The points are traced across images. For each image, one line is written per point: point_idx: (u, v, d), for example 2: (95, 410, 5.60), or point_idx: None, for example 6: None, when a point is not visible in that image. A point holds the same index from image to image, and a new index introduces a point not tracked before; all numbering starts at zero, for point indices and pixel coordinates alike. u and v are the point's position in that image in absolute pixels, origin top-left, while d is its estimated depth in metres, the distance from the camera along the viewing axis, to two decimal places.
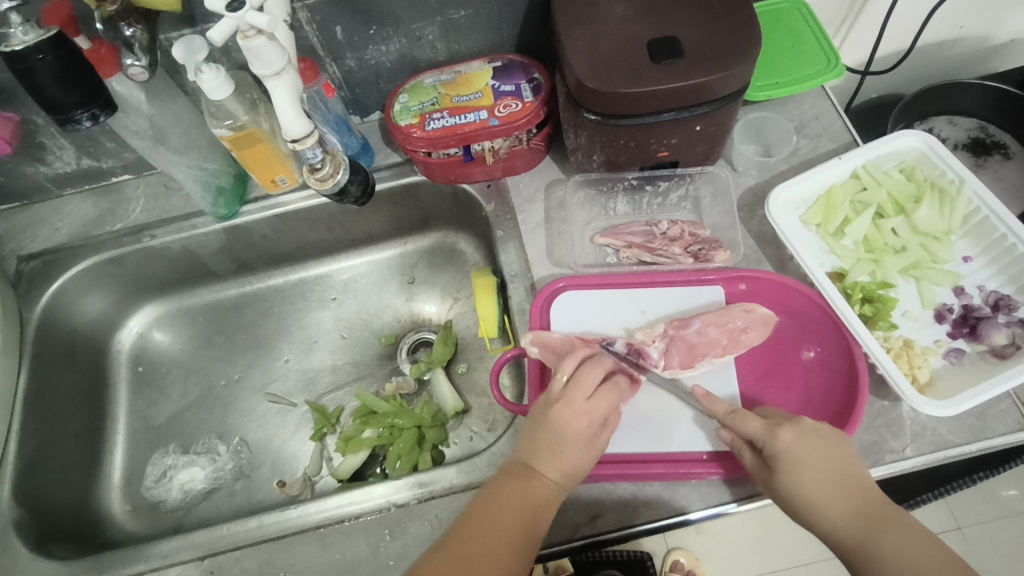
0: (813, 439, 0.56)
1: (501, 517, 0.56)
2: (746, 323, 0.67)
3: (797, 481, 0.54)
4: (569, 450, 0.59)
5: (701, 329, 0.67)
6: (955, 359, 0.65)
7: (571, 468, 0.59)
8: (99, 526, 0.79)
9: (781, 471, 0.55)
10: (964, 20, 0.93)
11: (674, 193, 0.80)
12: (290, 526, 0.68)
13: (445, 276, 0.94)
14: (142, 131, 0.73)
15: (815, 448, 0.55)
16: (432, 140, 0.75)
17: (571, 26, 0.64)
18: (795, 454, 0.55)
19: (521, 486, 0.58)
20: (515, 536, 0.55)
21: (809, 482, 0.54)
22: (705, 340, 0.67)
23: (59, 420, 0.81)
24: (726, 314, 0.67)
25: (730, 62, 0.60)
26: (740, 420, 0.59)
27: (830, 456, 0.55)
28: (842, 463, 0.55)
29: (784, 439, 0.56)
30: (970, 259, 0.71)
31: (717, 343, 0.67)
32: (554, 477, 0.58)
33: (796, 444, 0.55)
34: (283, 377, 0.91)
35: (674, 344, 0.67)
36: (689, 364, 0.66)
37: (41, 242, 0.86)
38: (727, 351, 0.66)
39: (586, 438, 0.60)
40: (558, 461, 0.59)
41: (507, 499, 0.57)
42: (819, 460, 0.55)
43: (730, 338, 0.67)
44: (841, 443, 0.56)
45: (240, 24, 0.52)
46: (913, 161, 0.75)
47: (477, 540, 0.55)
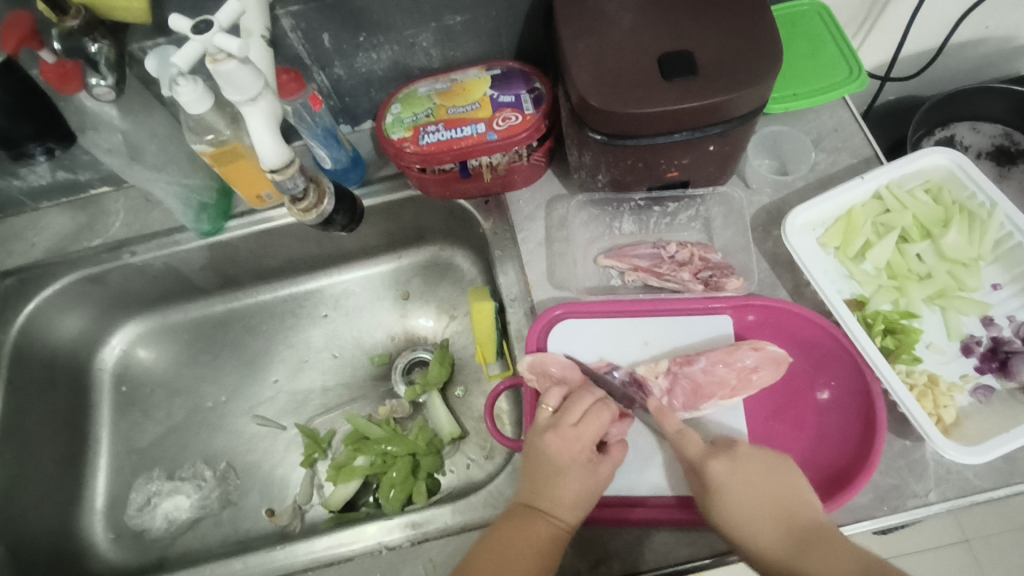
0: (747, 465, 0.55)
1: (503, 563, 0.53)
2: (756, 361, 0.62)
3: (728, 509, 0.53)
4: (566, 480, 0.56)
5: (708, 367, 0.63)
6: (984, 397, 0.61)
7: (573, 500, 0.55)
8: (80, 558, 0.76)
9: (712, 501, 0.54)
10: (991, 20, 0.87)
11: (684, 213, 0.76)
12: (276, 567, 0.64)
13: (441, 291, 0.90)
14: (116, 148, 0.69)
15: (748, 475, 0.54)
16: (425, 155, 0.70)
17: (576, 37, 0.59)
18: (725, 482, 0.54)
19: (523, 525, 0.54)
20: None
21: (740, 512, 0.53)
22: (713, 379, 0.63)
23: (37, 447, 0.77)
24: (733, 351, 0.63)
25: (747, 81, 0.56)
26: (683, 441, 0.58)
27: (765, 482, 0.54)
28: (778, 488, 0.54)
29: (714, 467, 0.55)
30: (999, 287, 0.66)
31: (726, 382, 0.62)
32: (556, 511, 0.55)
33: (728, 472, 0.54)
34: (273, 398, 0.87)
35: (679, 383, 0.63)
36: (693, 407, 0.62)
37: (16, 258, 0.82)
38: (737, 393, 0.61)
39: (580, 464, 0.56)
40: (556, 494, 0.55)
41: (509, 540, 0.54)
42: (752, 487, 0.54)
43: (741, 376, 0.62)
44: (779, 467, 0.55)
45: (209, 47, 0.48)
46: (939, 181, 0.71)
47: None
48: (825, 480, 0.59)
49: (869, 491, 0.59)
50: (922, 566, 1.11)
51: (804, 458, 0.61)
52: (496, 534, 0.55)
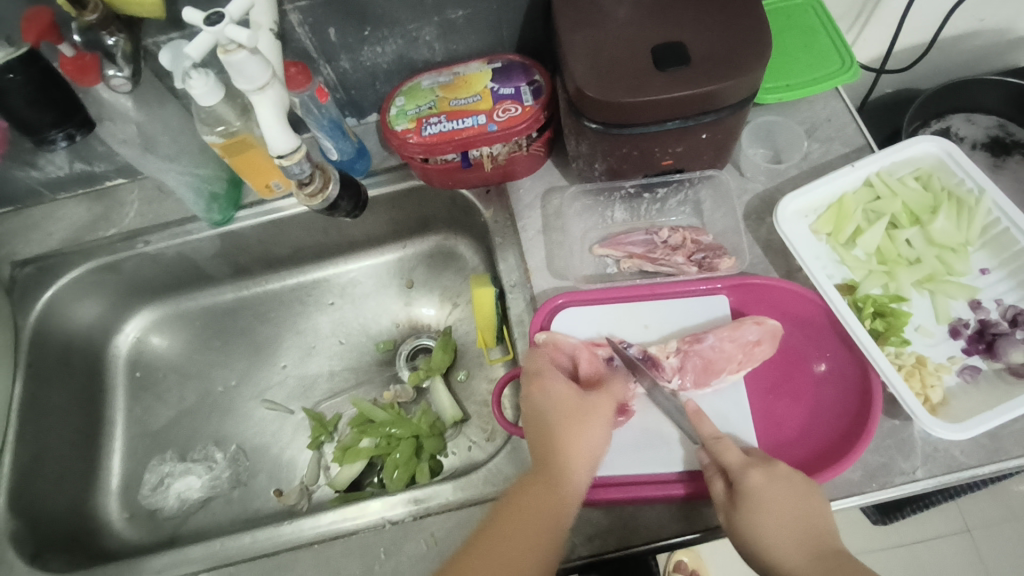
0: (784, 482, 0.55)
1: (522, 525, 0.52)
2: (758, 336, 0.65)
3: (762, 523, 0.53)
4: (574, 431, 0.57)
5: (716, 343, 0.65)
6: (970, 377, 0.63)
7: (580, 446, 0.57)
8: (97, 535, 0.79)
9: (746, 510, 0.54)
10: (986, 12, 0.88)
11: (673, 198, 0.78)
12: (283, 542, 0.67)
13: (445, 279, 0.93)
14: (130, 138, 0.72)
15: (785, 492, 0.54)
16: (428, 146, 0.72)
17: (573, 29, 0.61)
18: (764, 495, 0.54)
19: (537, 488, 0.54)
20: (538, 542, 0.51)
21: (775, 528, 0.53)
22: (720, 354, 0.65)
23: (55, 428, 0.80)
24: (738, 327, 0.65)
25: (737, 70, 0.58)
26: (720, 447, 0.58)
27: (800, 503, 0.54)
28: (811, 510, 0.54)
29: (754, 478, 0.55)
30: (987, 271, 0.68)
31: (732, 358, 0.64)
32: (568, 466, 0.56)
33: (766, 486, 0.54)
34: (281, 383, 0.89)
35: (690, 360, 0.65)
36: (704, 383, 0.64)
37: (35, 247, 0.85)
38: (743, 366, 0.64)
39: (577, 406, 0.59)
40: (564, 447, 0.56)
41: (527, 504, 0.53)
42: (788, 505, 0.54)
43: (745, 351, 0.64)
44: (812, 488, 0.55)
45: (220, 39, 0.50)
46: (929, 169, 0.72)
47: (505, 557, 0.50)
48: (824, 449, 0.61)
49: (858, 468, 0.61)
50: (922, 555, 1.12)
51: (804, 429, 0.63)
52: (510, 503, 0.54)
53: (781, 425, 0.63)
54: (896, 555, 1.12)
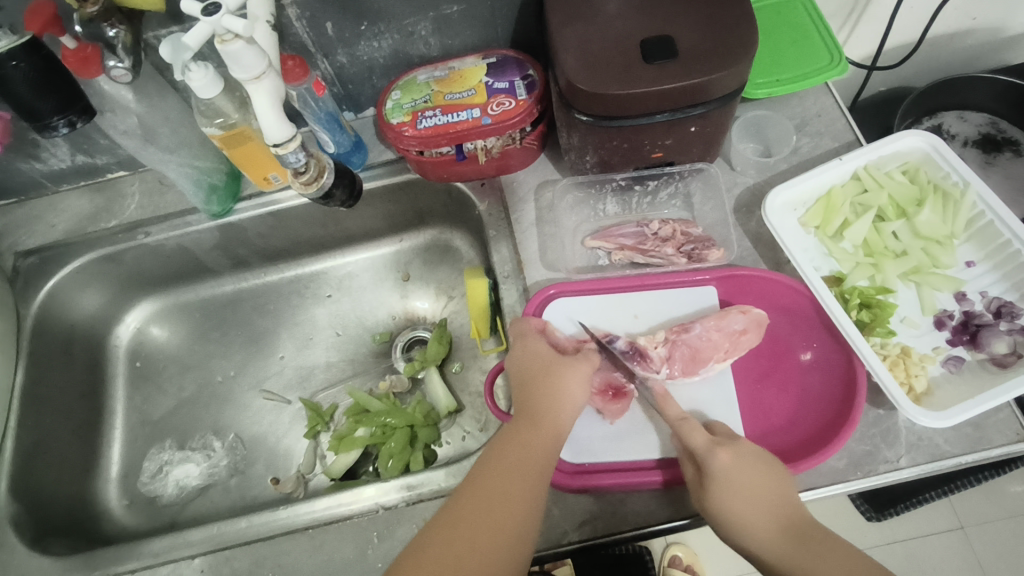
0: (750, 460, 0.56)
1: (511, 469, 0.53)
2: (744, 325, 0.66)
3: (731, 502, 0.54)
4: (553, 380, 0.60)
5: (703, 332, 0.66)
6: (954, 367, 0.64)
7: (560, 396, 0.59)
8: (96, 521, 0.80)
9: (715, 490, 0.55)
10: (976, 10, 0.89)
11: (664, 191, 0.78)
12: (279, 526, 0.68)
13: (440, 273, 0.94)
14: (131, 130, 0.73)
15: (751, 469, 0.55)
16: (423, 139, 0.74)
17: (563, 23, 0.62)
18: (731, 474, 0.55)
19: (523, 437, 0.56)
20: (526, 486, 0.52)
21: (743, 505, 0.54)
22: (708, 343, 0.66)
23: (56, 416, 0.82)
24: (724, 317, 0.66)
25: (723, 63, 0.59)
26: (686, 429, 0.59)
27: (766, 478, 0.55)
28: (776, 484, 0.55)
29: (721, 458, 0.55)
30: (972, 264, 0.69)
31: (719, 346, 0.65)
32: (551, 416, 0.58)
33: (733, 464, 0.55)
34: (279, 373, 0.91)
35: (678, 349, 0.66)
36: (692, 372, 0.65)
37: (38, 238, 0.87)
38: (730, 355, 0.65)
39: (555, 360, 0.62)
40: (545, 399, 0.59)
41: (515, 452, 0.55)
42: (755, 481, 0.55)
43: (732, 340, 0.65)
44: (773, 463, 0.56)
45: (216, 28, 0.52)
46: (916, 163, 0.73)
47: (496, 501, 0.51)
48: (811, 437, 0.62)
49: (843, 456, 0.62)
50: (915, 551, 1.12)
51: (789, 418, 0.64)
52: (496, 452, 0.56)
53: (767, 414, 0.64)
54: (890, 551, 1.13)
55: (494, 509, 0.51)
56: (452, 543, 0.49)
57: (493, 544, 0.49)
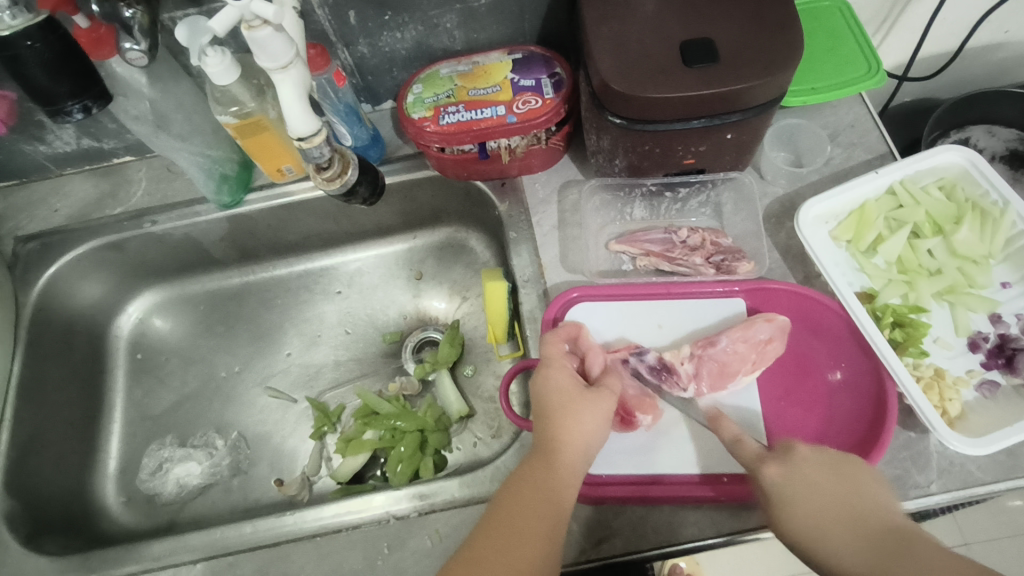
0: (808, 469, 0.51)
1: (526, 515, 0.50)
2: (770, 334, 0.64)
3: (796, 520, 0.48)
4: (572, 410, 0.55)
5: (730, 345, 0.64)
6: (989, 392, 0.62)
7: (577, 436, 0.54)
8: (93, 518, 0.78)
9: (777, 512, 0.50)
10: (1012, 24, 0.87)
11: (694, 198, 0.76)
12: (285, 533, 0.65)
13: (454, 273, 0.91)
14: (143, 115, 0.70)
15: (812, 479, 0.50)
16: (445, 135, 0.71)
17: (600, 21, 0.60)
18: (788, 489, 0.50)
19: (539, 475, 0.53)
20: (544, 524, 0.50)
21: (810, 520, 0.48)
22: (734, 356, 0.64)
23: (54, 409, 0.79)
24: (750, 326, 0.64)
25: (766, 70, 0.56)
26: (739, 448, 0.56)
27: (833, 484, 0.50)
28: (844, 490, 0.49)
29: (771, 473, 0.51)
30: (1008, 285, 0.67)
31: (746, 359, 0.63)
32: (565, 456, 0.53)
33: (788, 476, 0.51)
34: (285, 371, 0.88)
35: (705, 365, 0.64)
36: (721, 388, 0.63)
37: (40, 224, 0.84)
38: (757, 367, 0.63)
39: (576, 395, 0.56)
40: (561, 435, 0.54)
41: (528, 494, 0.52)
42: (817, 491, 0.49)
43: (758, 350, 0.64)
44: (841, 468, 0.51)
45: (244, 14, 0.50)
46: (953, 178, 0.71)
47: (507, 545, 0.49)
48: None
49: None
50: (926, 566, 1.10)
51: (815, 437, 0.62)
52: (512, 491, 0.52)
53: (792, 433, 0.62)
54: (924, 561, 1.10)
55: (507, 556, 0.48)
56: None
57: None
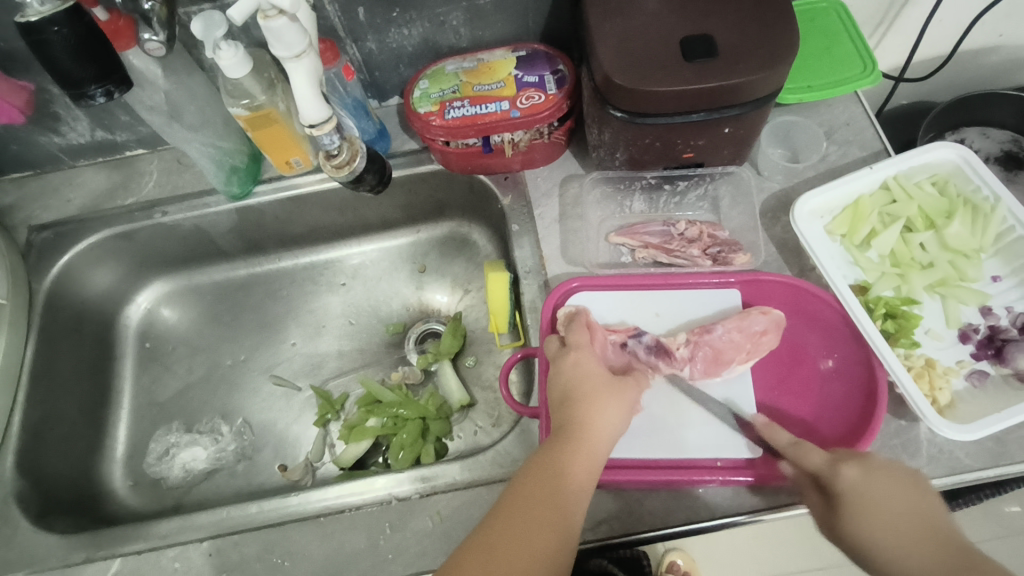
0: (887, 476, 0.51)
1: (545, 498, 0.51)
2: (764, 326, 0.65)
3: (868, 523, 0.49)
4: (598, 401, 0.57)
5: (725, 334, 0.65)
6: (978, 381, 0.63)
7: (601, 426, 0.55)
8: (100, 500, 0.79)
9: (845, 509, 0.50)
10: (1006, 28, 0.89)
11: (692, 192, 0.78)
12: (290, 513, 0.67)
13: (456, 266, 0.93)
14: (157, 106, 0.72)
15: (887, 487, 0.50)
16: (450, 129, 0.73)
17: (603, 18, 0.62)
18: (862, 490, 0.50)
19: (559, 457, 0.53)
20: (563, 507, 0.51)
21: (878, 525, 0.48)
22: (729, 344, 0.65)
23: (64, 393, 0.81)
24: (745, 318, 0.66)
25: (763, 64, 0.58)
26: (801, 453, 0.56)
27: (903, 497, 0.50)
28: (918, 503, 0.49)
29: (849, 474, 0.52)
30: (999, 279, 0.69)
31: (740, 347, 0.65)
32: (591, 444, 0.54)
33: (863, 482, 0.51)
34: (290, 360, 0.90)
35: (700, 350, 0.65)
36: (715, 373, 0.65)
37: (54, 213, 0.86)
38: (751, 357, 0.64)
39: (605, 385, 0.58)
40: (587, 422, 0.55)
41: (550, 477, 0.52)
42: (891, 500, 0.50)
43: (753, 341, 0.65)
44: (918, 483, 0.51)
45: (261, 4, 0.52)
46: (946, 175, 0.73)
47: (529, 530, 0.49)
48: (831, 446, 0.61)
49: None
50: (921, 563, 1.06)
51: (808, 424, 0.63)
52: (533, 472, 0.53)
53: (784, 421, 0.64)
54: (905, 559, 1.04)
55: (527, 541, 0.48)
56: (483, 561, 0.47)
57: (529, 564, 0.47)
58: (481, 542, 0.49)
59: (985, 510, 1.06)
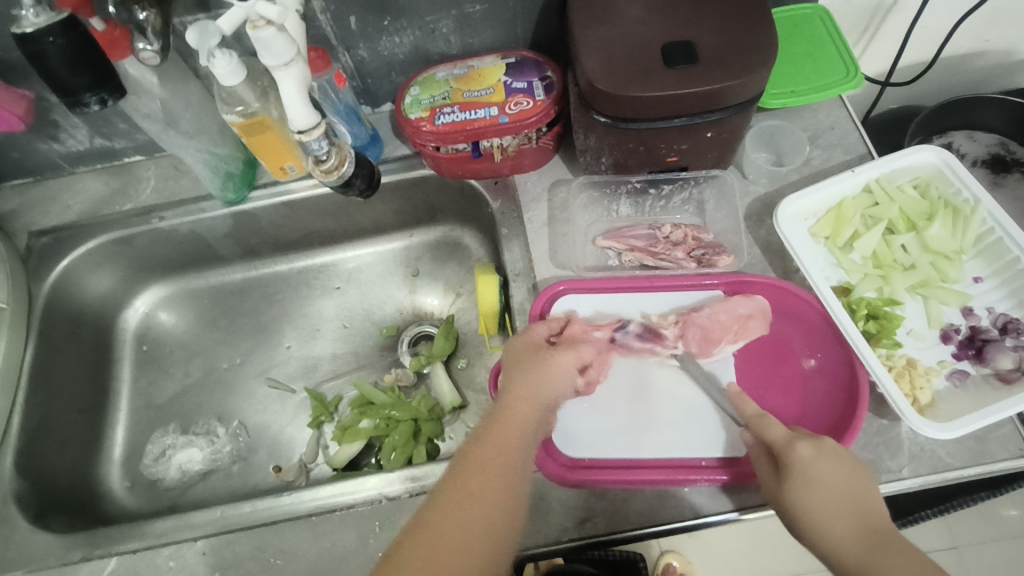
0: (836, 458, 0.53)
1: (480, 474, 0.50)
2: (749, 310, 0.67)
3: (810, 496, 0.51)
4: (532, 373, 0.57)
5: (712, 314, 0.67)
6: (959, 381, 0.64)
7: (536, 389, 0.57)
8: (98, 501, 0.80)
9: (793, 480, 0.53)
10: (991, 33, 0.90)
11: (678, 196, 0.79)
12: (282, 512, 0.68)
13: (449, 270, 0.94)
14: (153, 113, 0.74)
15: (834, 467, 0.53)
16: (440, 135, 0.75)
17: (587, 25, 0.63)
18: (812, 467, 0.53)
19: (493, 434, 0.53)
20: (493, 482, 0.50)
21: (820, 498, 0.51)
22: (717, 325, 0.67)
23: (63, 396, 0.82)
24: (729, 301, 0.67)
25: (743, 71, 0.59)
26: (765, 425, 0.58)
27: (846, 479, 0.52)
28: (858, 486, 0.52)
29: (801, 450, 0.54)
30: (980, 280, 0.70)
31: (728, 329, 0.67)
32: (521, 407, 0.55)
33: (814, 459, 0.53)
34: (284, 362, 0.91)
35: (691, 329, 0.67)
36: (709, 351, 0.66)
37: (53, 219, 0.87)
38: (739, 337, 0.67)
39: (537, 356, 0.59)
40: (517, 396, 0.56)
41: (484, 453, 0.51)
42: (835, 480, 0.52)
43: (740, 323, 0.67)
44: (863, 470, 0.53)
45: (250, 14, 0.54)
46: (927, 178, 0.74)
47: (463, 497, 0.49)
48: None
49: None
50: None
51: (792, 422, 0.64)
52: (471, 447, 0.52)
53: None
54: None
55: (459, 507, 0.48)
56: (420, 539, 0.46)
57: (458, 540, 0.46)
58: (418, 514, 0.49)
59: (979, 512, 1.06)
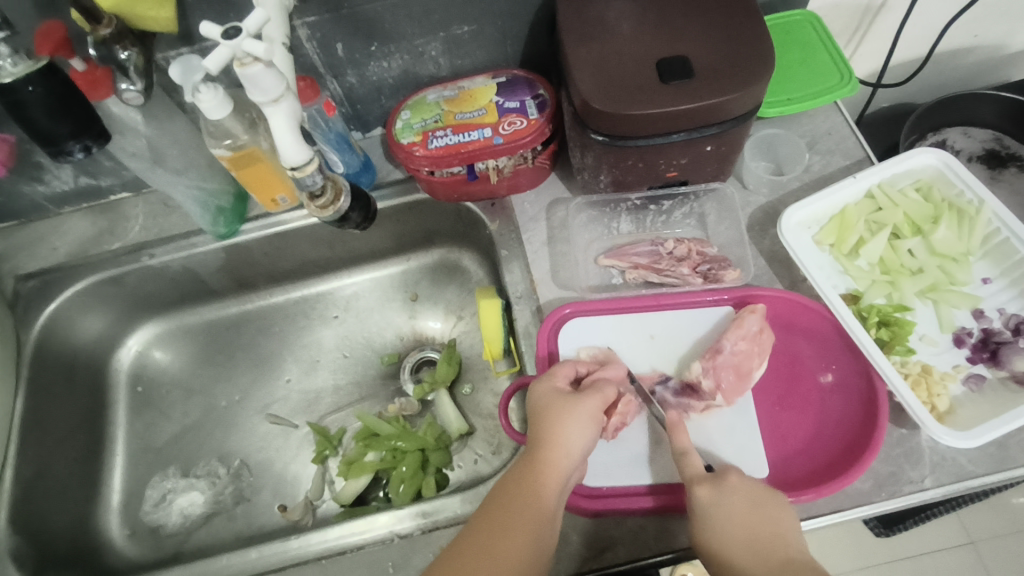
0: (736, 494, 0.54)
1: (512, 513, 0.52)
2: (762, 326, 0.66)
3: (713, 538, 0.52)
4: (557, 424, 0.56)
5: (731, 344, 0.65)
6: (976, 385, 0.63)
7: (560, 440, 0.56)
8: (98, 552, 0.78)
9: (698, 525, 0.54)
10: (979, 29, 0.90)
11: (678, 210, 0.79)
12: (290, 557, 0.66)
13: (448, 293, 0.93)
14: (139, 152, 0.72)
15: (737, 505, 0.53)
16: (434, 159, 0.73)
17: (578, 44, 0.62)
18: (716, 510, 0.53)
19: (519, 475, 0.54)
20: (526, 521, 0.51)
21: (724, 536, 0.52)
22: (741, 356, 0.65)
23: (57, 445, 0.80)
24: (740, 321, 0.66)
25: (741, 83, 0.59)
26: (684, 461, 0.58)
27: (752, 515, 0.53)
28: (766, 523, 0.52)
29: (702, 495, 0.55)
30: (989, 281, 0.69)
31: (750, 353, 0.65)
32: (547, 457, 0.55)
33: (717, 501, 0.54)
34: (285, 398, 0.89)
35: (722, 375, 0.64)
36: (741, 392, 0.64)
37: (39, 261, 0.85)
38: (763, 358, 0.65)
39: (561, 404, 0.58)
40: (545, 445, 0.55)
41: (515, 496, 0.53)
42: (741, 514, 0.53)
43: (758, 342, 0.65)
44: (772, 502, 0.54)
45: (236, 52, 0.52)
46: (929, 180, 0.74)
47: (496, 534, 0.50)
48: (834, 460, 0.61)
49: (867, 477, 0.61)
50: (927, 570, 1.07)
51: (810, 439, 0.63)
52: (503, 491, 0.54)
53: (786, 436, 0.63)
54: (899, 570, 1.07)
55: (494, 545, 0.50)
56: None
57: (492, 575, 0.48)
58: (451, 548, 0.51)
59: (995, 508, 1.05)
